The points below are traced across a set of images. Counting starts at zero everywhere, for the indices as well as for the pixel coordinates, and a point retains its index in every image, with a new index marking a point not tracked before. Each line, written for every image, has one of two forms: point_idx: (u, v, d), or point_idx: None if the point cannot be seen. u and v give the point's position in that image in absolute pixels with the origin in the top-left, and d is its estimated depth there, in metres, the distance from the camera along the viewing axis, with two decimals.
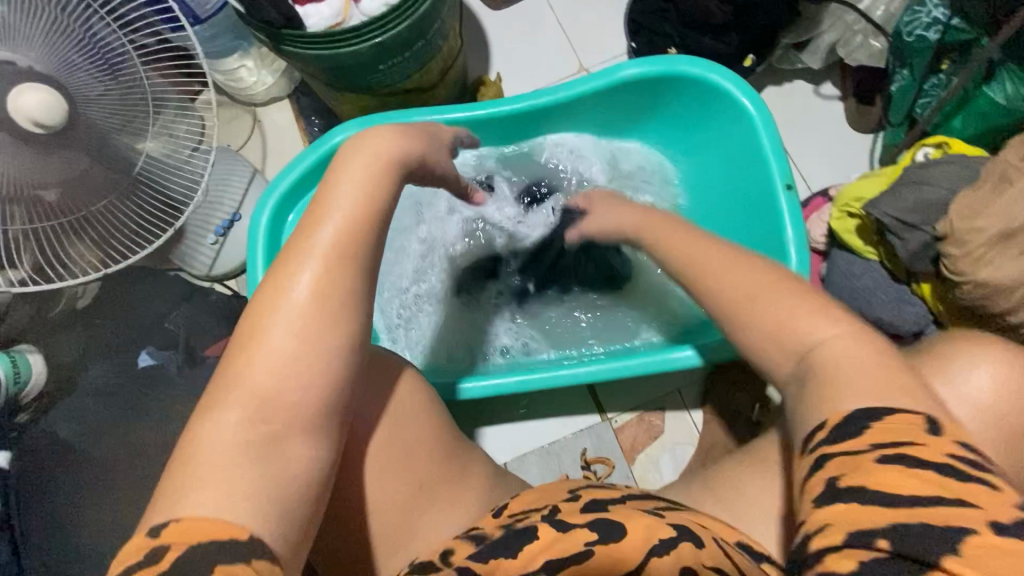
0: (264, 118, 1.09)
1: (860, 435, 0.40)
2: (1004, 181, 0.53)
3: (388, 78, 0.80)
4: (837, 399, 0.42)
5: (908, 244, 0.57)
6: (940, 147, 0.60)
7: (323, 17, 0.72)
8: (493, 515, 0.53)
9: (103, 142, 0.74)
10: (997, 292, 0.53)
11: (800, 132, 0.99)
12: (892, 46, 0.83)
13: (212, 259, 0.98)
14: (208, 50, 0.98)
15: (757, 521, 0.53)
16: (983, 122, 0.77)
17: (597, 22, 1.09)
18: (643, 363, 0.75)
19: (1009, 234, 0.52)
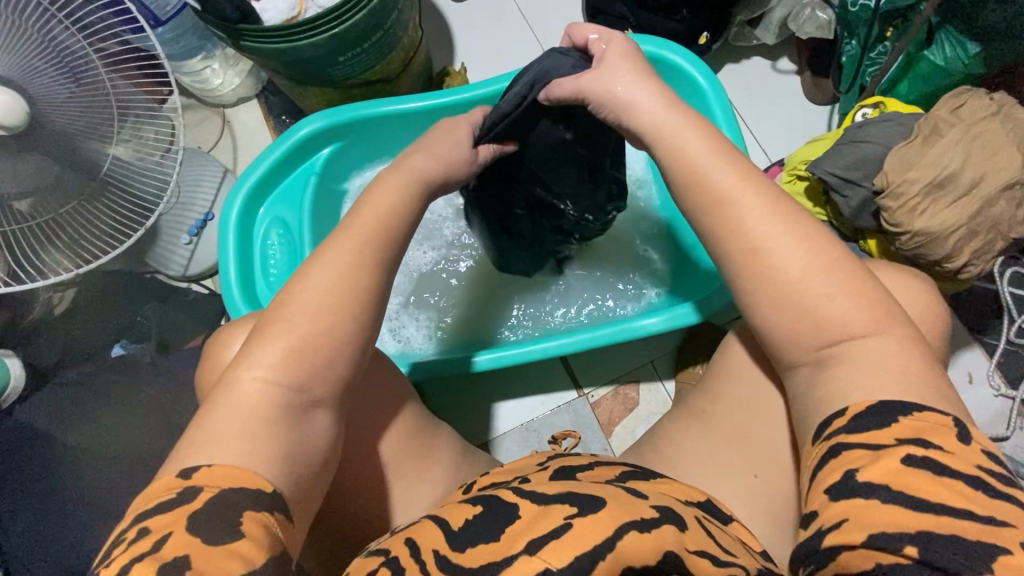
0: (233, 118, 1.10)
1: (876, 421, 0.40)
2: (934, 135, 0.56)
3: (350, 69, 0.82)
4: (843, 392, 0.43)
5: (850, 200, 0.59)
6: (877, 107, 0.63)
7: (279, 11, 0.74)
8: (462, 491, 0.54)
9: (68, 147, 0.76)
10: (932, 241, 0.55)
11: (759, 107, 1.02)
12: (838, 16, 0.86)
13: (186, 260, 0.98)
14: (172, 51, 1.00)
15: (717, 472, 0.55)
16: (928, 85, 0.78)
17: (557, 9, 1.11)
18: (609, 332, 0.77)
19: (941, 183, 0.54)
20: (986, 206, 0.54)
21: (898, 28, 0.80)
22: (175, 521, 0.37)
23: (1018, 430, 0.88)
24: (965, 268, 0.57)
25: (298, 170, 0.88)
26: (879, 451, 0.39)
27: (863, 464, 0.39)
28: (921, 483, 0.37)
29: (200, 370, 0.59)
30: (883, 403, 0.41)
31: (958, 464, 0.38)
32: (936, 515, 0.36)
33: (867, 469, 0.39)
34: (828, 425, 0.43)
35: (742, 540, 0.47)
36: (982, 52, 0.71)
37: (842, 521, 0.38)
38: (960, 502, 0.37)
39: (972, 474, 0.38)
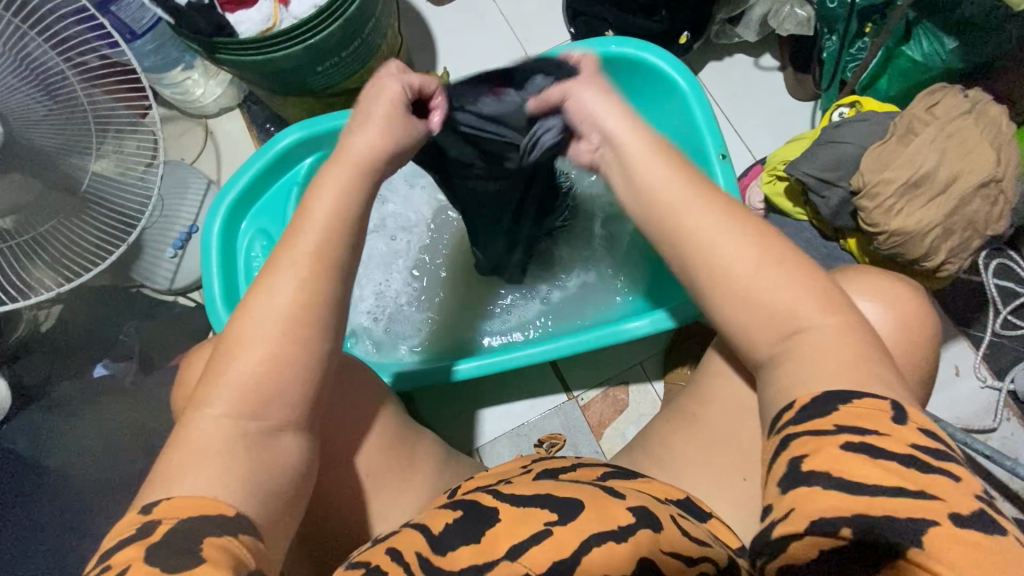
0: (216, 129, 1.09)
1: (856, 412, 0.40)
2: (909, 134, 0.56)
3: (329, 78, 0.81)
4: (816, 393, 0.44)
5: (828, 200, 0.59)
6: (854, 106, 0.63)
7: (254, 23, 0.73)
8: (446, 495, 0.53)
9: (47, 162, 0.75)
10: (910, 239, 0.55)
11: (742, 105, 1.02)
12: (817, 13, 0.86)
13: (172, 272, 0.98)
14: (152, 64, 0.99)
15: (700, 475, 0.55)
16: (906, 81, 0.78)
17: (539, 12, 1.10)
18: (595, 336, 0.77)
19: (916, 183, 0.54)
20: (962, 204, 0.54)
21: (877, 23, 0.80)
22: (137, 555, 0.36)
23: (1005, 421, 0.88)
24: (942, 266, 0.57)
25: (280, 180, 0.87)
26: (823, 437, 0.40)
27: (810, 453, 0.39)
28: (854, 463, 0.38)
29: (178, 384, 0.60)
30: (826, 395, 0.41)
31: (891, 444, 0.38)
32: (871, 499, 0.36)
33: (813, 458, 0.39)
34: (781, 419, 0.43)
35: (718, 535, 0.47)
36: (959, 48, 0.71)
37: (791, 508, 0.38)
38: (893, 480, 0.37)
39: (905, 453, 0.38)
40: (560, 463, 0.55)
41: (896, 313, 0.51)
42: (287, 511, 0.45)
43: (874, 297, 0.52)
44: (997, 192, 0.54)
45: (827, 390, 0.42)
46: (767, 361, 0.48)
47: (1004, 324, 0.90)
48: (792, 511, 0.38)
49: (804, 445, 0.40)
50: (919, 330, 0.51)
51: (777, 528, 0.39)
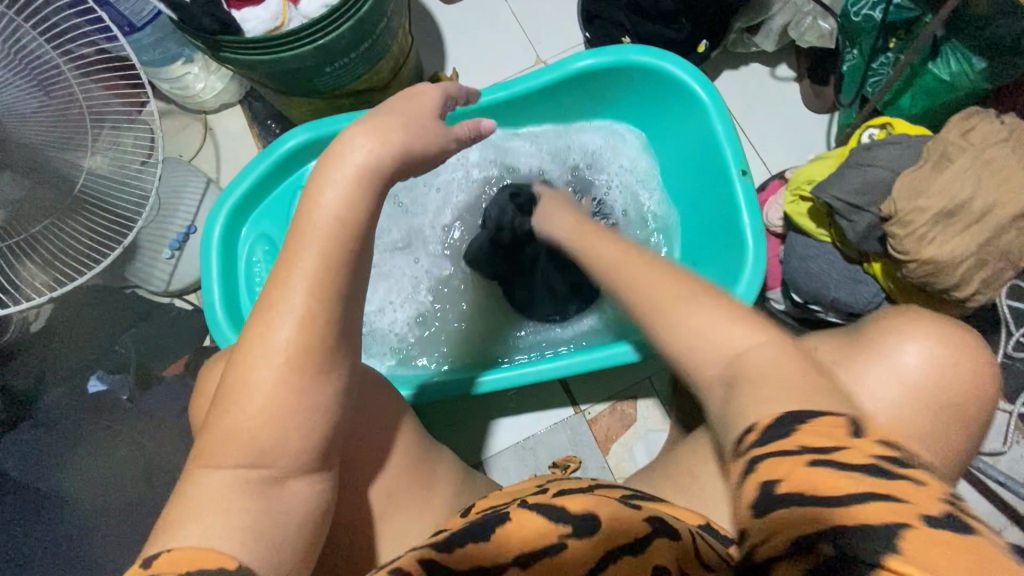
0: (216, 125, 1.06)
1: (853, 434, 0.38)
2: (944, 160, 0.54)
3: (338, 78, 0.78)
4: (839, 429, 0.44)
5: (856, 225, 0.57)
6: (884, 128, 0.62)
7: (261, 21, 0.69)
8: (458, 514, 0.52)
9: (39, 160, 0.72)
10: (941, 269, 0.54)
11: (757, 115, 1.00)
12: (840, 26, 0.84)
13: (169, 274, 0.96)
14: (151, 58, 0.96)
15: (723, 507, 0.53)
16: (933, 98, 0.76)
17: (552, 13, 1.07)
18: (611, 352, 0.75)
19: (950, 212, 0.53)
20: (996, 235, 0.52)
21: (902, 38, 0.78)
22: None
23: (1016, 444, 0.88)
24: (972, 297, 0.55)
25: (284, 184, 0.84)
26: (791, 458, 0.37)
27: (784, 475, 0.36)
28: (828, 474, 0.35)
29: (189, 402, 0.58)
30: (784, 419, 0.40)
31: (851, 455, 0.36)
32: (843, 506, 0.33)
33: (788, 480, 0.36)
34: (742, 441, 0.41)
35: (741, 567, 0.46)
36: (988, 69, 0.70)
37: (778, 524, 0.34)
38: (858, 485, 0.34)
39: None
40: (575, 484, 0.54)
41: (928, 356, 0.50)
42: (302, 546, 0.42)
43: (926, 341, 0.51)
44: None
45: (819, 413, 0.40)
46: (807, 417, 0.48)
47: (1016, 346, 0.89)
48: (773, 533, 0.34)
49: (776, 467, 0.37)
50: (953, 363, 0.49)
51: (760, 550, 0.35)
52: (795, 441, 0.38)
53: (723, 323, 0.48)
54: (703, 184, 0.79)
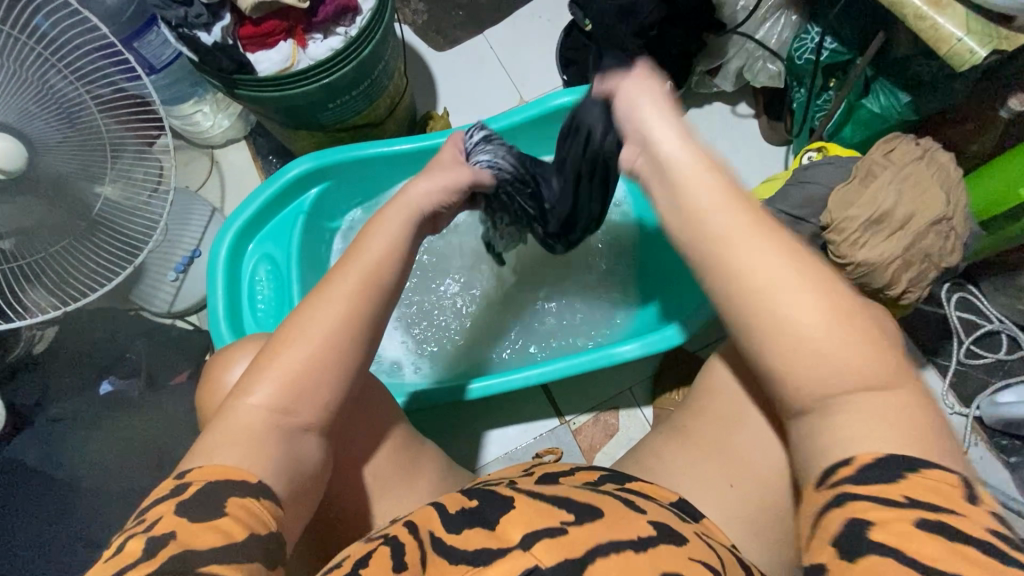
0: (222, 159, 1.13)
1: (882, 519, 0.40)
2: (870, 176, 0.63)
3: (338, 114, 0.86)
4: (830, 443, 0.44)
5: (801, 234, 0.65)
6: (821, 151, 0.70)
7: (273, 63, 0.77)
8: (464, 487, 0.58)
9: (61, 185, 0.78)
10: (875, 271, 0.61)
11: (720, 147, 1.08)
12: (786, 67, 0.95)
13: (172, 296, 1.01)
14: (165, 97, 1.04)
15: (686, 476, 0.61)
16: (868, 129, 0.86)
17: (534, 58, 1.18)
18: (590, 358, 0.79)
19: (877, 220, 0.61)
20: (918, 239, 0.60)
21: (840, 78, 0.89)
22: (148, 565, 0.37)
23: (975, 445, 0.93)
24: (905, 295, 0.63)
25: (287, 209, 0.91)
26: (890, 508, 0.40)
27: (875, 523, 0.40)
28: (877, 514, 0.40)
29: (197, 394, 0.63)
30: (891, 460, 0.41)
31: (966, 525, 0.38)
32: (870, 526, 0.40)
33: (881, 529, 0.39)
34: (833, 473, 0.43)
35: (714, 535, 0.51)
36: (912, 101, 0.79)
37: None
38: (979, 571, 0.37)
39: (967, 518, 0.39)
40: (562, 467, 0.60)
41: None
42: (295, 508, 0.48)
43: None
44: (949, 229, 0.60)
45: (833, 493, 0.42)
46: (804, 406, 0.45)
47: (968, 353, 0.96)
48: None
49: (867, 512, 0.40)
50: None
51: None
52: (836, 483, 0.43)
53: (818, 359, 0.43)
54: None
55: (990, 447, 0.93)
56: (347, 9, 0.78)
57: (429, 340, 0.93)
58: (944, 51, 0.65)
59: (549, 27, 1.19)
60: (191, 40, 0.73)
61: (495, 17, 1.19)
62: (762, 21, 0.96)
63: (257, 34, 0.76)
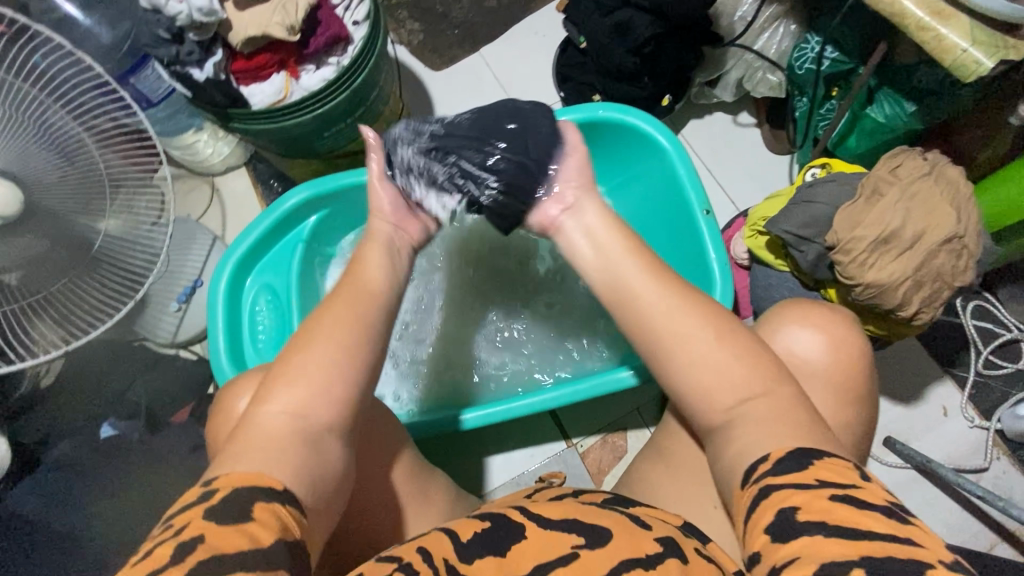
0: (222, 187, 1.13)
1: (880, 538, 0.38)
2: (876, 193, 0.61)
3: (335, 142, 0.86)
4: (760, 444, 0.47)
5: (806, 255, 0.63)
6: (824, 167, 0.69)
7: (267, 95, 0.77)
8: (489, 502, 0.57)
9: (60, 223, 0.78)
10: (885, 291, 0.60)
11: (722, 158, 1.06)
12: (787, 77, 0.94)
13: (175, 327, 1.00)
14: (164, 128, 1.04)
15: (694, 509, 0.59)
16: (872, 140, 0.84)
17: (531, 74, 1.17)
18: (593, 384, 0.79)
19: (885, 240, 0.59)
20: (929, 258, 0.58)
21: (842, 87, 0.87)
22: None
23: (997, 460, 0.90)
24: (916, 314, 0.61)
25: (285, 238, 0.91)
26: (806, 490, 0.41)
27: (801, 504, 0.41)
28: (801, 498, 0.41)
29: (209, 421, 0.61)
30: (798, 453, 0.45)
31: (866, 496, 0.41)
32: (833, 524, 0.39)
33: (805, 509, 0.40)
34: (754, 471, 0.46)
35: (720, 561, 0.48)
36: (918, 111, 0.77)
37: (795, 558, 0.38)
38: (878, 525, 0.38)
39: (881, 504, 0.40)
40: (563, 492, 0.58)
41: (816, 347, 0.60)
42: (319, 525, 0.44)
43: (809, 326, 0.60)
44: (961, 247, 0.58)
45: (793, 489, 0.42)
46: (718, 425, 0.51)
47: (987, 363, 0.92)
48: (798, 559, 0.38)
49: (790, 496, 0.41)
50: (833, 356, 0.59)
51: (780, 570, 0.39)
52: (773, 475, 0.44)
53: (730, 371, 0.51)
54: (671, 225, 0.86)
55: (1013, 461, 0.90)
56: (339, 39, 0.78)
57: (430, 365, 0.92)
58: (949, 63, 0.63)
59: (544, 43, 1.18)
60: (184, 77, 0.73)
61: (490, 35, 1.18)
62: (760, 31, 0.95)
63: (250, 67, 0.76)
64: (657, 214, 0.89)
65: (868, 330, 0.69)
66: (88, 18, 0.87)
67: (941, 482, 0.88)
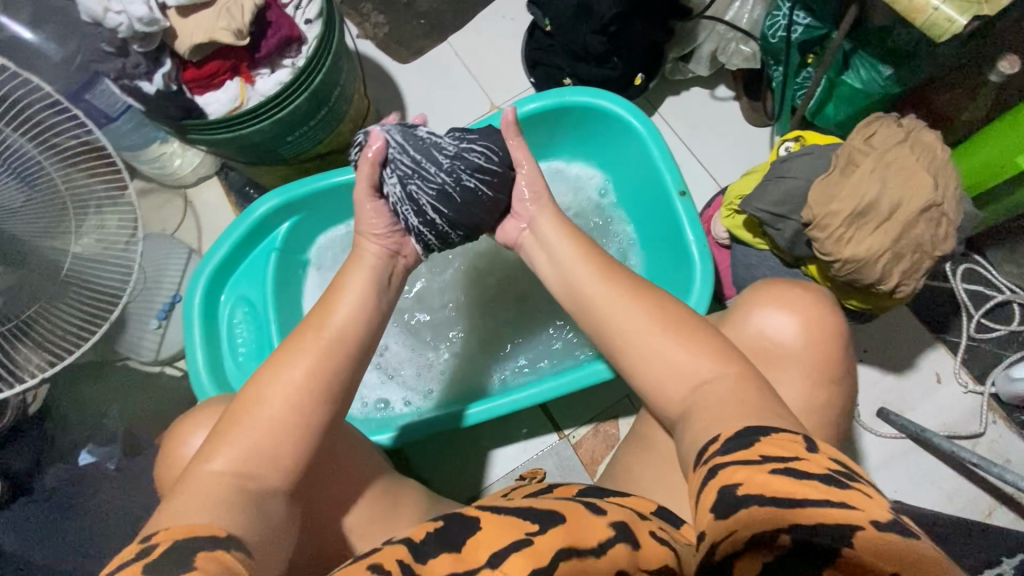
0: (195, 198, 1.11)
1: (837, 512, 0.35)
2: (851, 165, 0.59)
3: (299, 146, 0.83)
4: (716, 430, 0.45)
5: (783, 232, 0.62)
6: (798, 141, 0.67)
7: (223, 103, 0.75)
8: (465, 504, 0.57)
9: (25, 249, 0.75)
10: (865, 264, 0.58)
11: (701, 135, 1.03)
12: (761, 47, 0.91)
13: (157, 344, 0.98)
14: (132, 142, 1.01)
15: (675, 495, 0.59)
16: (852, 105, 0.82)
17: (501, 61, 1.14)
18: (575, 377, 0.78)
19: (862, 212, 0.57)
20: (907, 229, 0.56)
21: (818, 55, 0.84)
22: None
23: (992, 424, 0.89)
24: (898, 288, 0.60)
25: (256, 249, 0.89)
26: (750, 465, 0.39)
27: (743, 480, 0.38)
28: (745, 474, 0.38)
29: (176, 437, 0.61)
30: (746, 431, 0.42)
31: (810, 466, 0.38)
32: (793, 504, 0.36)
33: (747, 484, 0.38)
34: (707, 451, 0.43)
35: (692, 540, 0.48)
36: (894, 74, 0.75)
37: (732, 533, 0.36)
38: (818, 493, 0.36)
39: (824, 473, 0.38)
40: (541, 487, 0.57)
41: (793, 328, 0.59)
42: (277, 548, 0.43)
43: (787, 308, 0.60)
44: (940, 216, 0.57)
45: (738, 464, 0.39)
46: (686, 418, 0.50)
47: (979, 327, 0.91)
48: (734, 534, 0.36)
49: (733, 473, 0.39)
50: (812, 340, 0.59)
51: (720, 547, 0.37)
52: (712, 460, 0.41)
53: (690, 355, 0.51)
54: (648, 209, 0.85)
55: (1008, 423, 0.89)
56: (292, 40, 0.75)
57: (414, 370, 0.91)
58: (920, 22, 0.61)
59: (513, 27, 1.15)
60: (134, 90, 0.71)
61: (457, 22, 1.15)
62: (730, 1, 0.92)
63: (202, 76, 0.74)
64: (635, 199, 0.87)
65: (851, 305, 0.68)
66: (36, 35, 0.84)
67: (935, 450, 0.88)
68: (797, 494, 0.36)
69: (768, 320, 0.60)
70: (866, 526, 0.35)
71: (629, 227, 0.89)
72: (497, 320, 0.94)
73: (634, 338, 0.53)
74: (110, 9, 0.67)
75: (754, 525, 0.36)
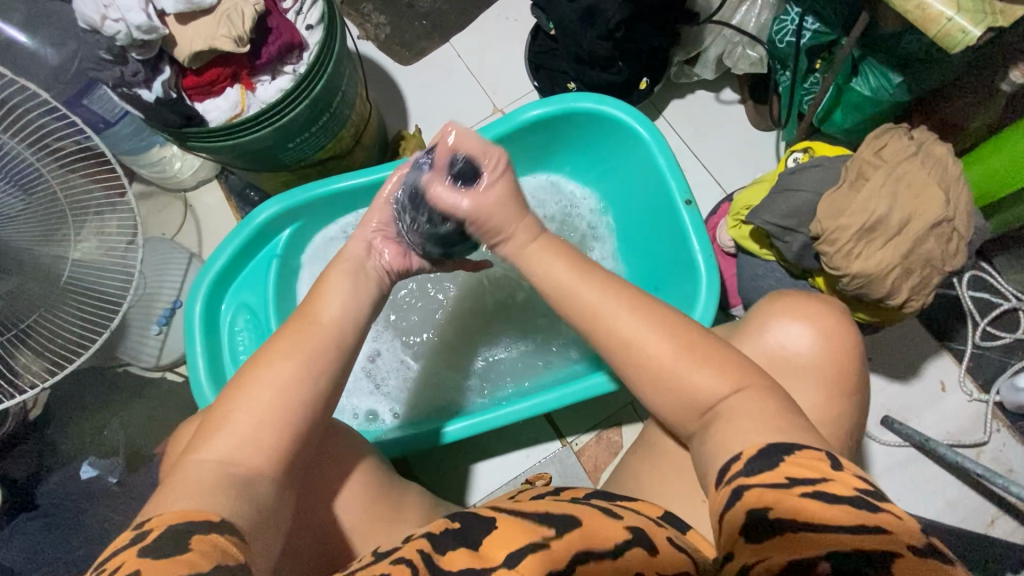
0: (195, 202, 1.10)
1: (871, 536, 0.35)
2: (861, 178, 0.58)
3: (300, 152, 0.82)
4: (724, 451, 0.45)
5: (792, 245, 0.61)
6: (806, 151, 0.66)
7: (223, 111, 0.74)
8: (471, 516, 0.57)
9: (25, 257, 0.73)
10: (874, 279, 0.57)
11: (706, 139, 1.02)
12: (768, 52, 0.90)
13: (158, 350, 0.96)
14: (130, 147, 0.99)
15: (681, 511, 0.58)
16: (861, 112, 0.81)
17: (504, 63, 1.13)
18: (578, 388, 0.77)
19: (872, 227, 0.56)
20: (918, 244, 0.56)
21: (825, 60, 0.84)
22: None
23: (997, 432, 0.89)
24: (907, 303, 0.59)
25: (258, 255, 0.89)
26: (777, 489, 0.39)
27: (772, 503, 0.38)
28: (771, 495, 0.39)
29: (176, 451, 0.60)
30: (769, 450, 0.42)
31: (836, 488, 0.39)
32: (823, 528, 0.36)
33: (776, 507, 0.38)
34: (728, 471, 0.43)
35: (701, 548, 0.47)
36: (904, 82, 0.74)
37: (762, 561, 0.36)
38: (849, 518, 0.37)
39: (852, 495, 0.38)
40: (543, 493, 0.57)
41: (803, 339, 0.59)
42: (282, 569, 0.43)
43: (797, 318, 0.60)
44: (951, 230, 0.56)
45: (763, 486, 0.40)
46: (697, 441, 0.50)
47: (984, 335, 0.91)
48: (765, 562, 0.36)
49: (762, 496, 0.39)
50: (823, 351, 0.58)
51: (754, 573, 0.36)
52: (734, 484, 0.41)
53: (698, 375, 0.50)
54: (652, 217, 0.84)
55: (1013, 432, 0.88)
56: (293, 46, 0.74)
57: (415, 379, 0.90)
58: (933, 33, 0.60)
59: (516, 28, 1.13)
60: (133, 98, 0.70)
61: (459, 24, 1.14)
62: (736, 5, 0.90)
63: (201, 83, 0.73)
64: (639, 206, 0.86)
65: (858, 318, 0.67)
66: (32, 40, 0.84)
67: (939, 459, 0.87)
68: (825, 518, 0.37)
69: (778, 333, 0.59)
70: (903, 549, 0.34)
71: (633, 235, 0.88)
72: (500, 327, 0.93)
73: (641, 356, 0.52)
74: (108, 17, 0.66)
75: (787, 551, 0.36)
